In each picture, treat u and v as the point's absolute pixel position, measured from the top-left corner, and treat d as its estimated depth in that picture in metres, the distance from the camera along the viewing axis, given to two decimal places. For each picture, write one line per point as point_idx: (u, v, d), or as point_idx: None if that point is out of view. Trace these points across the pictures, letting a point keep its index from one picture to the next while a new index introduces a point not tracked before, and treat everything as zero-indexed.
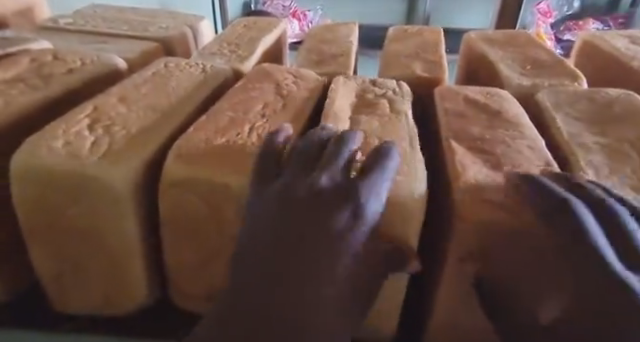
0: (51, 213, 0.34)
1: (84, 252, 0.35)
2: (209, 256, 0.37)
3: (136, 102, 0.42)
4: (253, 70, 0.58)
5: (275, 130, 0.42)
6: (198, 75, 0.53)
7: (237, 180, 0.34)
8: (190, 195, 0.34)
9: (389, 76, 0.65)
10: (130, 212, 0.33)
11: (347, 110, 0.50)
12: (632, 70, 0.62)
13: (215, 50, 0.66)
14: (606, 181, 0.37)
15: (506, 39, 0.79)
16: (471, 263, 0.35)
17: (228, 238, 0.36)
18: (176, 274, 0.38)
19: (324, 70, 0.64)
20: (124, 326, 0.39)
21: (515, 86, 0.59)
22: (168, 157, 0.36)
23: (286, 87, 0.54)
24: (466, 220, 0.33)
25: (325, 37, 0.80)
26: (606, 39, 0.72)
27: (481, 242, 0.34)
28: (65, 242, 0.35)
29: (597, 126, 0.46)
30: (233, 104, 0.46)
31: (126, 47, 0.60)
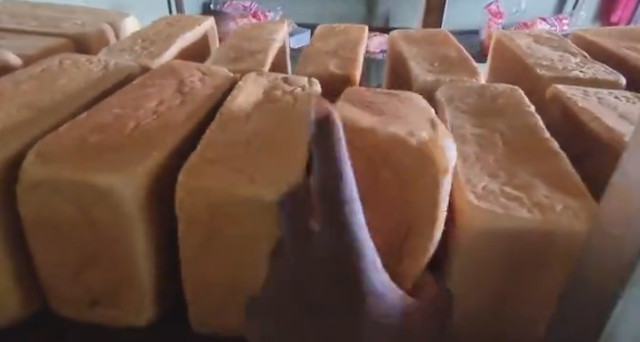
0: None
1: None
2: (81, 258, 0.37)
3: (13, 100, 0.41)
4: (161, 66, 0.58)
5: (161, 125, 0.42)
6: (96, 71, 0.52)
7: (98, 178, 0.34)
8: (52, 198, 0.34)
9: (303, 72, 0.66)
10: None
11: (246, 105, 0.50)
12: (530, 65, 0.65)
13: (126, 47, 0.65)
14: (470, 168, 0.39)
15: (425, 37, 0.82)
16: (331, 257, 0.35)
17: (101, 238, 0.36)
18: (53, 278, 0.38)
19: (238, 66, 0.65)
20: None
21: (419, 83, 0.62)
22: (28, 159, 0.35)
23: (190, 84, 0.54)
24: None
25: (248, 34, 0.80)
26: (513, 39, 0.76)
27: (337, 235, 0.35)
28: None
29: (479, 118, 0.49)
30: (123, 100, 0.46)
31: (26, 43, 0.59)
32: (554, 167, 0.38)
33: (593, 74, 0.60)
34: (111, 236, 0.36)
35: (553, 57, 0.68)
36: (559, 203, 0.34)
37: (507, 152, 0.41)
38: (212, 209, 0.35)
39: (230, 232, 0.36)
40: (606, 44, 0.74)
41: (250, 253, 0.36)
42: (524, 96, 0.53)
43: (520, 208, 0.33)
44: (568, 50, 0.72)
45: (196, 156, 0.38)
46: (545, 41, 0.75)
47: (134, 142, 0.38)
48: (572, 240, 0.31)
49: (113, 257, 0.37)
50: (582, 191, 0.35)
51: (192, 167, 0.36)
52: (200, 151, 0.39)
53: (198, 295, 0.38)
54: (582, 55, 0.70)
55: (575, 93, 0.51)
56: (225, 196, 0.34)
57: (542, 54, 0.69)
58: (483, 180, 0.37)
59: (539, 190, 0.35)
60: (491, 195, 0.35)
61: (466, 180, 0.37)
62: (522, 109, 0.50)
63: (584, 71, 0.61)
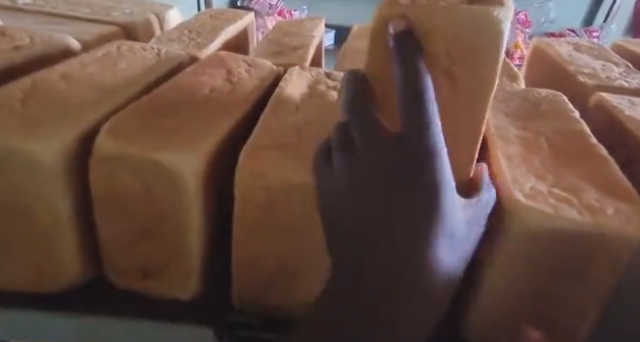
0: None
1: (20, 228, 0.38)
2: (140, 231, 0.39)
3: (78, 80, 0.44)
4: (209, 56, 0.60)
5: (215, 113, 0.44)
6: (150, 58, 0.54)
7: (166, 157, 0.36)
8: (120, 173, 0.37)
9: (343, 69, 0.67)
10: (57, 190, 0.36)
11: (292, 98, 0.52)
12: (571, 73, 0.65)
13: (174, 37, 0.67)
14: (516, 168, 0.39)
15: None
16: None
17: (160, 214, 0.38)
18: (111, 250, 0.40)
19: (280, 60, 0.66)
20: (44, 303, 0.40)
21: None
22: (98, 137, 0.38)
23: (237, 74, 0.55)
24: None
25: (288, 30, 0.82)
26: (554, 47, 0.75)
27: None
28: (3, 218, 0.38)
29: (523, 121, 0.49)
30: (179, 86, 0.47)
31: (82, 29, 0.62)
32: (603, 171, 0.39)
33: (637, 85, 0.60)
34: (169, 211, 0.38)
35: (595, 66, 0.68)
36: (609, 207, 0.34)
37: (553, 155, 0.42)
38: (269, 191, 0.38)
39: (281, 213, 0.38)
40: None
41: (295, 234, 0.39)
42: (567, 102, 0.54)
43: (571, 208, 0.34)
44: (611, 60, 0.71)
45: (252, 143, 0.41)
46: (585, 50, 0.75)
47: (192, 126, 0.40)
48: (623, 242, 0.32)
49: (169, 232, 0.39)
50: (631, 195, 0.36)
51: (248, 153, 0.39)
52: (255, 139, 0.42)
53: (246, 273, 0.40)
54: (624, 65, 0.70)
55: (621, 102, 0.51)
56: (285, 180, 0.37)
57: (582, 62, 0.69)
58: (530, 180, 0.38)
59: (588, 192, 0.36)
60: (540, 195, 0.35)
61: (512, 179, 0.37)
62: (564, 114, 0.50)
63: (628, 81, 0.61)
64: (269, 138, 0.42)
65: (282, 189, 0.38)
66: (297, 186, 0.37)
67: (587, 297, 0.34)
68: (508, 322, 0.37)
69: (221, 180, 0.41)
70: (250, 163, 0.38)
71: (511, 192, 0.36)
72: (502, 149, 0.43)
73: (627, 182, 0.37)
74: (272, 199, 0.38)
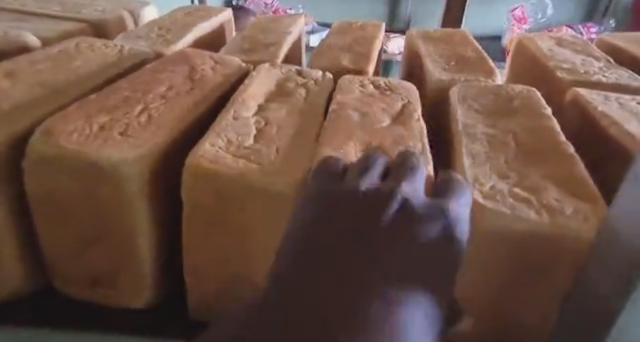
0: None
1: None
2: (84, 236, 0.37)
3: (25, 78, 0.42)
4: (175, 53, 0.58)
5: (168, 112, 0.42)
6: (111, 56, 0.53)
7: (106, 158, 0.34)
8: (58, 174, 0.35)
9: (315, 66, 0.65)
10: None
11: (255, 95, 0.51)
12: (550, 69, 0.63)
13: (143, 34, 0.66)
14: (477, 167, 0.38)
15: (442, 36, 0.80)
16: None
17: (103, 217, 0.36)
18: (56, 255, 0.38)
19: (251, 57, 0.64)
20: None
21: (434, 81, 0.60)
22: (36, 136, 0.36)
23: (201, 71, 0.54)
24: None
25: (264, 26, 0.80)
26: (535, 41, 0.73)
27: None
28: None
29: (493, 118, 0.48)
30: (134, 84, 0.46)
31: (46, 26, 0.60)
32: (568, 169, 0.37)
33: (616, 80, 0.58)
34: (111, 214, 0.36)
35: (575, 61, 0.66)
36: (569, 207, 0.32)
37: (519, 153, 0.40)
38: (219, 194, 0.36)
39: (231, 215, 0.36)
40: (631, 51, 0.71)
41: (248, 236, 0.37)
42: (541, 97, 0.52)
43: (530, 209, 0.32)
44: (593, 55, 0.70)
45: (202, 141, 0.39)
46: (567, 45, 0.73)
47: (138, 124, 0.39)
48: (582, 244, 0.30)
49: (113, 235, 0.37)
50: (595, 194, 0.34)
51: (196, 152, 0.37)
52: (205, 138, 0.39)
53: (201, 278, 0.39)
54: (605, 60, 0.68)
55: (596, 97, 0.50)
56: (233, 180, 0.35)
57: (563, 58, 0.67)
58: (490, 179, 0.36)
59: (550, 192, 0.34)
60: (498, 195, 0.34)
61: (472, 179, 0.36)
62: (536, 111, 0.48)
63: (607, 76, 0.59)
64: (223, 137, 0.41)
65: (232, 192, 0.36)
66: (246, 188, 0.35)
67: (549, 302, 0.33)
68: (475, 324, 0.35)
69: (171, 181, 0.39)
70: (197, 161, 0.36)
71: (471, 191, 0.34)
72: (466, 147, 0.41)
73: (592, 180, 0.35)
74: (221, 201, 0.36)
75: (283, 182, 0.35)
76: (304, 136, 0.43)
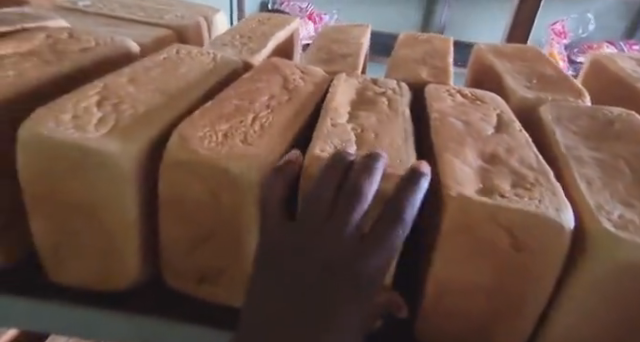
0: (59, 193, 0.36)
1: (86, 230, 0.37)
2: (203, 237, 0.38)
3: (145, 84, 0.43)
4: (263, 63, 0.59)
5: (278, 122, 0.43)
6: (209, 63, 0.54)
7: (237, 165, 0.35)
8: (189, 178, 0.36)
9: (395, 78, 0.65)
10: (130, 195, 0.35)
11: (343, 104, 0.51)
12: (637, 91, 0.62)
13: (227, 41, 0.67)
14: (598, 193, 0.37)
15: (515, 52, 0.79)
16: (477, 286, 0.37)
17: (226, 220, 0.37)
18: (171, 254, 0.39)
19: (332, 68, 0.65)
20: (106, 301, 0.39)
21: (519, 99, 0.60)
22: (170, 140, 0.37)
23: (293, 82, 0.54)
24: (456, 214, 0.34)
25: (336, 37, 0.80)
26: (616, 61, 0.72)
27: (476, 262, 0.36)
28: (70, 220, 0.37)
29: (595, 141, 0.47)
30: (240, 93, 0.47)
31: (140, 31, 0.62)
32: None
33: None
34: (234, 219, 0.37)
35: None
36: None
37: (635, 181, 0.40)
38: None
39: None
40: None
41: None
42: None
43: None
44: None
45: (311, 148, 0.40)
46: None
47: (256, 134, 0.40)
48: None
49: (232, 240, 0.37)
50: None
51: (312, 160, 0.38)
52: (314, 144, 0.41)
53: None
54: None
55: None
56: None
57: None
58: (616, 207, 0.36)
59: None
60: (630, 225, 0.33)
61: (597, 206, 0.35)
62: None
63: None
64: (330, 144, 0.41)
65: None
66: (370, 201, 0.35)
67: None
68: None
69: None
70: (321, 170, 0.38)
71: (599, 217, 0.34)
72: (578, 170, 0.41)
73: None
74: None
75: None
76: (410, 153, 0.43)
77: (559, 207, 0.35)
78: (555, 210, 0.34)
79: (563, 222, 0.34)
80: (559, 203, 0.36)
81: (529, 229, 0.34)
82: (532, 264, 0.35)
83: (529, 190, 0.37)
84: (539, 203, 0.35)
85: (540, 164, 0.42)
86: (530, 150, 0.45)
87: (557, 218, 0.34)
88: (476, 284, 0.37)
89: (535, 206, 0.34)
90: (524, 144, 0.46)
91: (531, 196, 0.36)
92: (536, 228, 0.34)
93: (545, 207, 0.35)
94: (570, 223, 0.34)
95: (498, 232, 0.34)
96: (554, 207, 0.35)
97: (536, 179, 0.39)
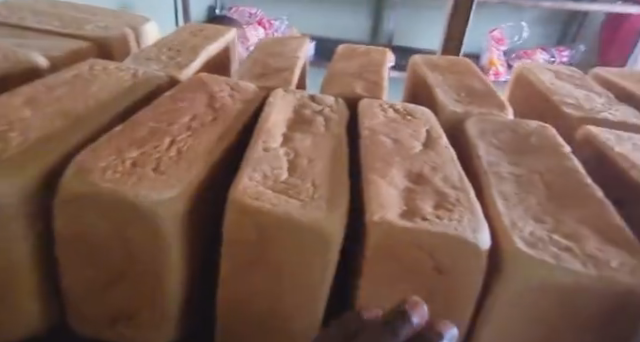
0: None
1: None
2: (112, 275, 0.36)
3: (47, 107, 0.40)
4: (190, 79, 0.57)
5: (197, 145, 0.41)
6: (127, 80, 0.51)
7: (142, 197, 0.33)
8: (92, 214, 0.33)
9: (329, 92, 0.65)
10: (17, 235, 0.33)
11: (276, 125, 0.50)
12: (554, 103, 0.65)
13: (152, 55, 0.64)
14: (513, 211, 0.38)
15: (448, 65, 0.81)
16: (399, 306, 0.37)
17: (133, 256, 0.35)
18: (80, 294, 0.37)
19: (265, 83, 0.63)
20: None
21: (448, 113, 0.61)
22: (67, 172, 0.35)
23: (221, 100, 0.53)
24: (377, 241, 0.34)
25: (272, 49, 0.79)
26: (536, 74, 0.76)
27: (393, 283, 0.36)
28: None
29: (514, 155, 0.48)
30: (157, 115, 0.44)
31: (52, 45, 0.58)
32: (603, 216, 0.38)
33: (620, 118, 0.61)
34: (143, 254, 0.35)
35: (578, 96, 0.68)
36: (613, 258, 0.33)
37: (549, 195, 0.41)
38: (262, 231, 0.36)
39: (273, 252, 0.37)
40: (626, 89, 0.74)
41: (290, 271, 0.37)
42: (557, 135, 0.53)
43: (575, 257, 0.33)
44: (594, 90, 0.72)
45: (239, 176, 0.39)
46: (567, 78, 0.76)
47: (172, 160, 0.38)
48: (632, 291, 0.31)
49: (142, 275, 0.35)
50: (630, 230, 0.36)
51: (237, 189, 0.37)
52: (242, 171, 0.40)
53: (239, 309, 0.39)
54: (606, 95, 0.70)
55: (610, 137, 0.51)
56: (277, 219, 0.35)
57: (565, 92, 0.69)
58: (528, 225, 0.37)
59: (591, 241, 0.35)
60: (540, 242, 0.34)
61: (511, 224, 0.36)
62: (554, 150, 0.49)
63: (614, 114, 0.62)
64: (259, 171, 0.40)
65: (276, 229, 0.36)
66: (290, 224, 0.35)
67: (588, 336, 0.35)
68: None
69: (200, 220, 0.38)
70: (238, 196, 0.36)
71: (513, 237, 0.35)
72: (496, 186, 0.42)
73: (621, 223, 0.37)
74: (264, 237, 0.36)
75: (327, 222, 0.36)
76: (335, 172, 0.43)
77: (477, 229, 0.35)
78: (473, 234, 0.34)
79: (479, 245, 0.34)
80: (477, 225, 0.36)
81: (449, 253, 0.34)
82: (452, 285, 0.35)
83: (449, 211, 0.38)
84: (459, 228, 0.35)
85: (461, 181, 0.43)
86: (453, 168, 0.45)
87: (473, 241, 0.34)
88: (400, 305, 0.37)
89: (455, 230, 0.34)
90: (448, 162, 0.46)
91: (451, 217, 0.37)
92: (452, 252, 0.34)
93: (466, 232, 0.34)
94: (484, 246, 0.34)
95: (420, 256, 0.34)
96: (472, 230, 0.35)
97: (457, 199, 0.40)
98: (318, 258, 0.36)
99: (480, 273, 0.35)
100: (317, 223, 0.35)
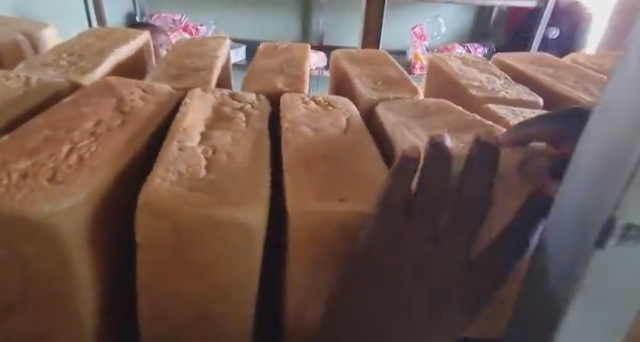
0: None
1: None
2: (10, 300, 0.32)
3: None
4: (95, 83, 0.53)
5: (102, 150, 0.38)
6: (17, 88, 0.46)
7: (32, 210, 0.29)
8: None
9: (248, 90, 0.63)
10: None
11: (193, 124, 0.47)
12: (463, 87, 0.68)
13: (50, 61, 0.59)
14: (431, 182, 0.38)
15: (368, 57, 0.82)
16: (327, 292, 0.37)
17: (33, 277, 0.32)
18: None
19: (181, 83, 0.60)
20: None
21: (367, 102, 0.61)
22: None
23: (130, 102, 0.49)
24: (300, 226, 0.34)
25: (187, 50, 0.75)
26: (445, 61, 0.79)
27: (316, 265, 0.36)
28: None
29: (414, 126, 0.51)
30: (54, 122, 0.41)
31: None
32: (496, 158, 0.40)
33: (518, 96, 0.64)
34: (42, 274, 0.31)
35: (481, 78, 0.72)
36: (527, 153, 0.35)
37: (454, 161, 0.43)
38: (181, 233, 0.33)
39: (199, 255, 0.34)
40: (529, 70, 0.79)
41: (219, 273, 0.35)
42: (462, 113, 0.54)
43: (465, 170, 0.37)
44: (494, 72, 0.76)
45: (151, 179, 0.36)
46: (473, 64, 0.79)
47: (71, 168, 0.34)
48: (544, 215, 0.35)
49: (45, 298, 0.32)
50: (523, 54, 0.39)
51: (148, 190, 0.34)
52: (154, 173, 0.37)
53: (164, 320, 0.36)
54: (506, 77, 0.74)
55: (507, 113, 0.57)
56: (196, 219, 0.33)
57: (470, 76, 0.72)
58: None
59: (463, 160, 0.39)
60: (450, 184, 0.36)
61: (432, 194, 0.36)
62: (459, 121, 0.50)
63: (511, 92, 0.66)
64: (174, 170, 0.38)
65: (195, 230, 0.33)
66: (210, 222, 0.33)
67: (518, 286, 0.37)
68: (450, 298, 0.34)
69: (110, 229, 0.35)
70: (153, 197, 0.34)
71: None
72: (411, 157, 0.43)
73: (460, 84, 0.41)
74: (184, 240, 0.34)
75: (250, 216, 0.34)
76: (256, 164, 0.41)
77: None
78: None
79: None
80: None
81: None
82: None
83: (372, 193, 0.38)
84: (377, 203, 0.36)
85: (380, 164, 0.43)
86: (375, 153, 0.45)
87: None
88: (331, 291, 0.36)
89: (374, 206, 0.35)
90: (369, 146, 0.46)
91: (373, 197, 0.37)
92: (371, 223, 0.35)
93: None
94: None
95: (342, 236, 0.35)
96: None
97: (377, 180, 0.40)
98: (244, 258, 0.34)
99: None
100: (236, 217, 0.34)
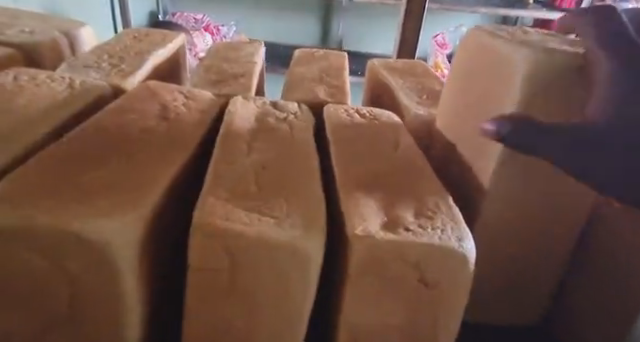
0: None
1: None
2: (53, 320, 0.31)
3: None
4: (138, 87, 0.51)
5: (149, 161, 0.36)
6: (61, 91, 0.45)
7: (78, 229, 0.28)
8: (25, 252, 0.29)
9: (289, 99, 0.61)
10: None
11: (238, 135, 0.45)
12: None
13: (91, 63, 0.58)
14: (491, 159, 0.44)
15: (406, 67, 0.79)
16: (381, 327, 0.34)
17: (78, 297, 0.30)
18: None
19: (222, 90, 0.59)
20: None
21: (412, 116, 0.59)
22: None
23: (174, 109, 0.47)
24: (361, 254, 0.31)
25: (225, 54, 0.74)
26: None
27: (372, 297, 0.33)
28: None
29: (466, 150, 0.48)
30: (100, 131, 0.39)
31: None
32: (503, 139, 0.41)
33: None
34: (87, 295, 0.30)
35: None
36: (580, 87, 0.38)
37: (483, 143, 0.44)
38: (232, 256, 0.31)
39: (247, 281, 0.32)
40: None
41: (267, 298, 0.33)
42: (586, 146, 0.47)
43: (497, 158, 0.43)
44: None
45: (203, 198, 0.34)
46: None
47: (119, 181, 0.33)
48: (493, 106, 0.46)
49: (89, 319, 0.31)
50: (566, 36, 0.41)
51: (203, 210, 0.33)
52: (205, 192, 0.35)
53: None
54: None
55: None
56: (249, 242, 0.31)
57: None
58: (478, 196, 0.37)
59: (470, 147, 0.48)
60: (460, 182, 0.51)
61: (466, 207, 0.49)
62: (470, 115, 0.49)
63: None
64: (224, 188, 0.36)
65: (248, 254, 0.31)
66: (264, 247, 0.31)
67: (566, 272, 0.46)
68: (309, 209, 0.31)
69: (158, 248, 0.33)
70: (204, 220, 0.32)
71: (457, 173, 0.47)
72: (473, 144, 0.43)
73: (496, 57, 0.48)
74: (236, 263, 0.32)
75: (310, 243, 0.32)
76: (307, 184, 0.39)
77: (463, 235, 0.34)
78: (458, 240, 0.33)
79: (463, 251, 0.32)
80: (460, 231, 0.34)
81: (435, 263, 0.32)
82: (440, 296, 0.33)
83: (434, 220, 0.35)
84: (444, 233, 0.33)
85: (437, 186, 0.40)
86: (432, 174, 0.43)
87: (458, 246, 0.32)
88: (384, 325, 0.34)
89: (441, 237, 0.33)
90: (424, 165, 0.44)
91: (437, 226, 0.34)
92: (435, 255, 0.32)
93: (451, 237, 0.33)
94: (470, 253, 0.32)
95: (406, 268, 0.32)
96: (458, 237, 0.33)
97: (437, 206, 0.37)
98: (299, 290, 0.33)
99: (468, 282, 0.33)
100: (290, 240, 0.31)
